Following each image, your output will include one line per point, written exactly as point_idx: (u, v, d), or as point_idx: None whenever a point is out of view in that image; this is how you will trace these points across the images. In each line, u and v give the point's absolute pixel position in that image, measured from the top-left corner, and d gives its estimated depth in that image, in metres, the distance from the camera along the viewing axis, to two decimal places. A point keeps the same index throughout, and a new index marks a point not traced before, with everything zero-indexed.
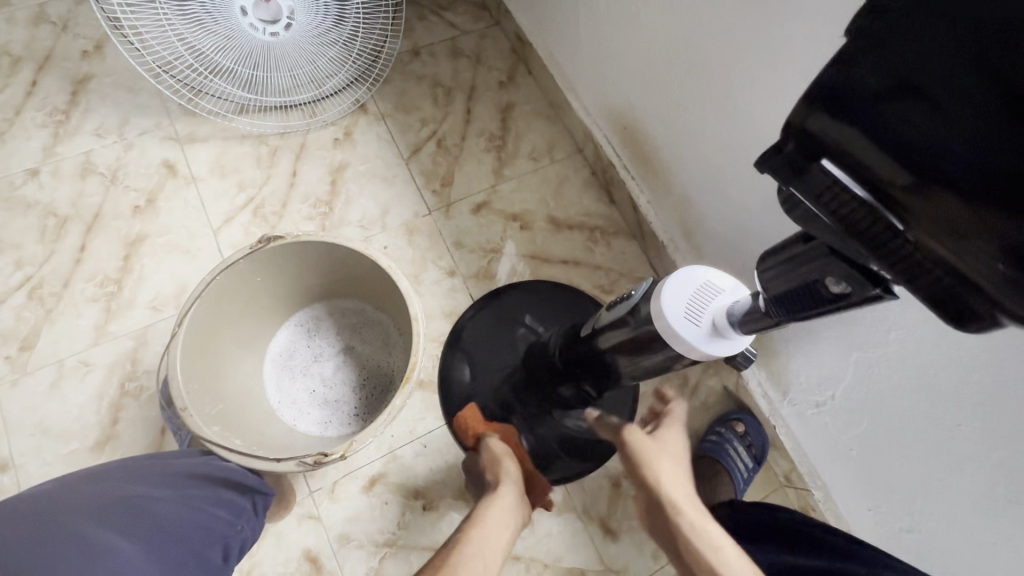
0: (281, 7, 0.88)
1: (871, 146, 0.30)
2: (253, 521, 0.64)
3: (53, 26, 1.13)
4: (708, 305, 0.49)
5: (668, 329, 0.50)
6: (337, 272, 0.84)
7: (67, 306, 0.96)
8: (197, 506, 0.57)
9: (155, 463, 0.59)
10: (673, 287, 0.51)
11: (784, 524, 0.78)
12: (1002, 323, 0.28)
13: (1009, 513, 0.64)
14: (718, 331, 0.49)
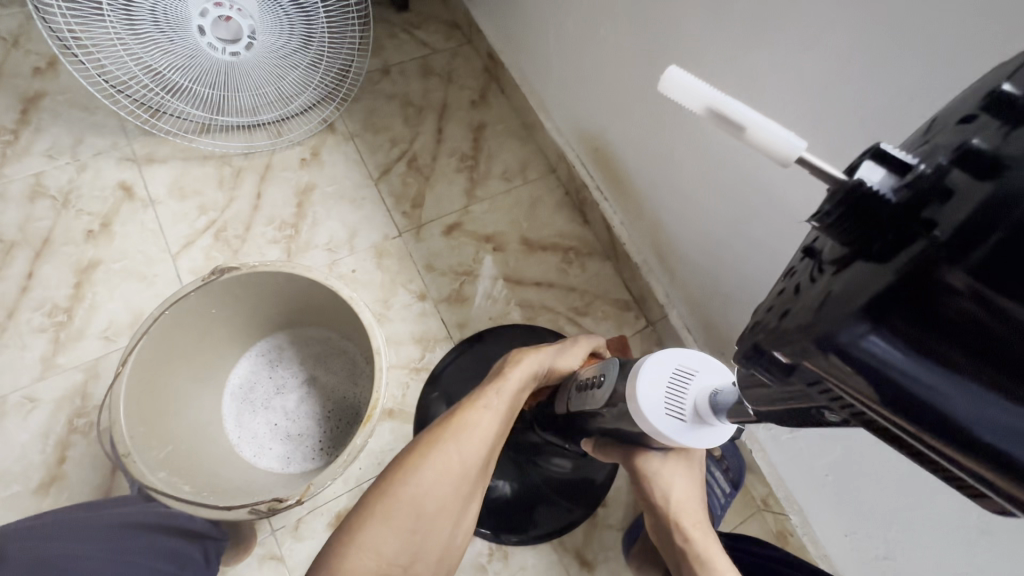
0: (241, 27, 0.85)
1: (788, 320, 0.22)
2: (203, 570, 0.61)
3: (3, 42, 1.08)
4: (688, 389, 0.41)
5: (645, 423, 0.43)
6: (299, 302, 0.80)
7: (11, 338, 0.90)
8: (139, 558, 0.52)
9: (111, 513, 0.56)
10: (649, 370, 0.44)
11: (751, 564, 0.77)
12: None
13: (982, 543, 0.63)
14: (702, 420, 0.40)
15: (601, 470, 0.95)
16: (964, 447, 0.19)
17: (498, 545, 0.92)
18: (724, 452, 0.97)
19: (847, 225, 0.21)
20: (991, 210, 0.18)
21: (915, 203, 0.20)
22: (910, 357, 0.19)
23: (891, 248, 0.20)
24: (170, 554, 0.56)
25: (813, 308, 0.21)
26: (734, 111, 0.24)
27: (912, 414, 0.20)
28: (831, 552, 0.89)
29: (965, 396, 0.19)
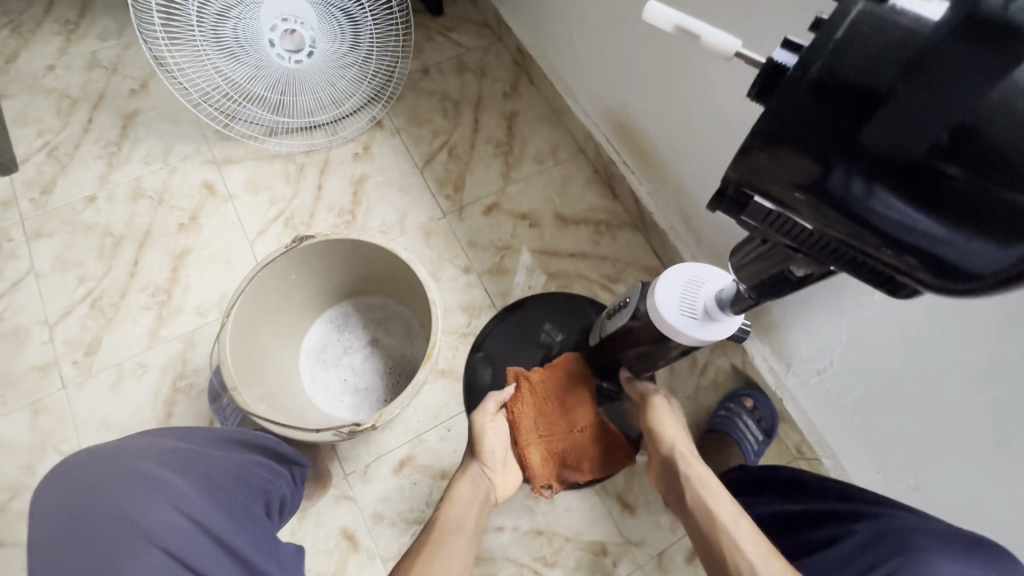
0: (304, 38, 0.98)
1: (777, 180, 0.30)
2: (291, 485, 0.70)
3: (105, 69, 1.27)
4: (699, 295, 0.49)
5: (660, 322, 0.49)
6: (363, 268, 0.92)
7: (124, 315, 1.06)
8: (243, 466, 0.62)
9: (216, 431, 0.65)
10: (665, 280, 0.50)
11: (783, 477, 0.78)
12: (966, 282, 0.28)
13: (1000, 455, 0.67)
14: (712, 316, 0.48)
15: None
16: (921, 260, 0.28)
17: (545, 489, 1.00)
18: (756, 403, 1.03)
19: (787, 98, 0.27)
20: (844, 75, 0.26)
21: (799, 82, 0.27)
22: (867, 196, 0.28)
23: (798, 123, 0.28)
24: (264, 467, 0.66)
25: (779, 181, 0.30)
26: (696, 26, 0.32)
27: (876, 236, 0.29)
28: None
29: (925, 223, 0.27)
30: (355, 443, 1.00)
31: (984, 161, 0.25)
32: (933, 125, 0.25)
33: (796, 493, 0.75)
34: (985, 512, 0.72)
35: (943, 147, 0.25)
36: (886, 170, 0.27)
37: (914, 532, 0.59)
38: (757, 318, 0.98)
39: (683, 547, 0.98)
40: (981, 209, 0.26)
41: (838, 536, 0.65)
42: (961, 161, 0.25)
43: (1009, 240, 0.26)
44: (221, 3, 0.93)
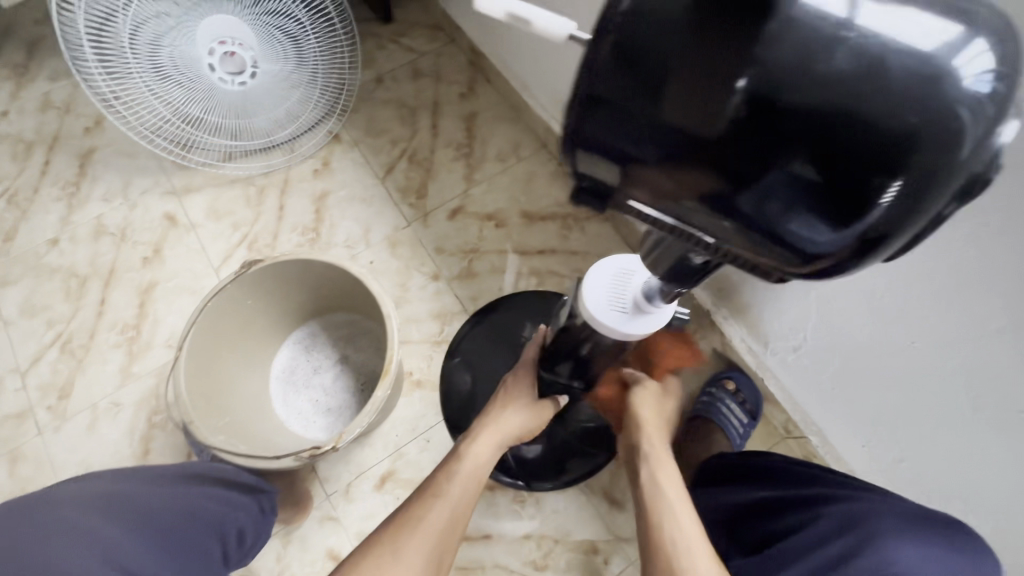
0: (244, 59, 0.98)
1: (633, 175, 0.31)
2: (252, 514, 0.69)
3: (58, 110, 1.26)
4: (627, 288, 0.47)
5: (590, 317, 0.47)
6: (322, 288, 0.90)
7: (95, 355, 1.05)
8: (192, 500, 0.61)
9: (166, 468, 0.64)
10: (593, 275, 0.48)
11: (763, 467, 0.74)
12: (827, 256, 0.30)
13: (976, 420, 0.65)
14: (640, 308, 0.46)
15: None
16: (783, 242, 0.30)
17: (530, 492, 0.98)
18: (739, 386, 1.01)
19: (611, 87, 0.29)
20: (645, 52, 0.27)
21: (598, 57, 0.28)
22: (738, 195, 0.29)
23: (618, 107, 0.29)
24: (218, 501, 0.64)
25: (626, 170, 0.31)
26: (523, 10, 0.33)
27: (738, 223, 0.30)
28: (857, 468, 0.89)
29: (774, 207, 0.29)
30: (335, 463, 0.99)
31: (800, 131, 0.26)
32: (738, 99, 0.26)
33: (769, 477, 0.72)
34: (970, 479, 0.70)
35: (763, 126, 0.26)
36: (719, 154, 0.28)
37: (884, 514, 0.60)
38: (730, 299, 0.96)
39: None
40: (820, 188, 0.27)
41: (808, 523, 0.63)
42: (780, 131, 0.26)
43: (852, 217, 0.28)
44: (151, 31, 0.91)
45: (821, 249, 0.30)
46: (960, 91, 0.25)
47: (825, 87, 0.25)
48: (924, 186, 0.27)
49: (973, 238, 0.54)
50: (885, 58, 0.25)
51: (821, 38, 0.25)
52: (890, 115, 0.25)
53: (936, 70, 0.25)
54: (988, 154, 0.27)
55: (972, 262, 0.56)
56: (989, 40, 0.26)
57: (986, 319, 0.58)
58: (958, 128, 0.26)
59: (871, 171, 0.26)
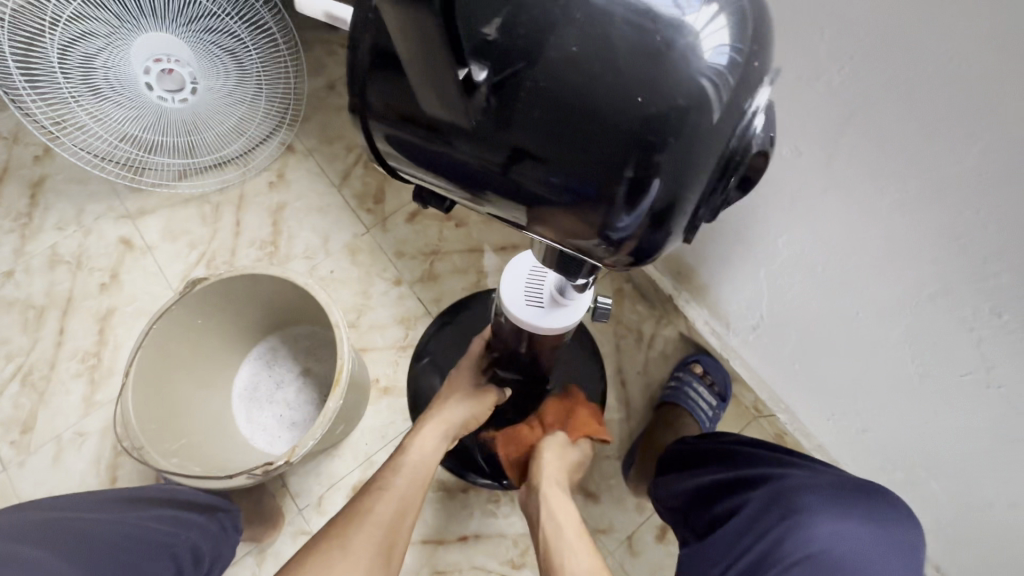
0: (183, 76, 0.96)
1: (442, 171, 0.34)
2: (207, 532, 0.67)
3: (4, 140, 1.21)
4: (544, 280, 0.47)
5: (508, 312, 0.47)
6: (276, 301, 0.89)
7: (56, 386, 1.04)
8: (139, 524, 0.60)
9: (110, 497, 0.64)
10: (510, 270, 0.48)
11: (715, 450, 0.82)
12: (625, 229, 0.32)
13: (925, 387, 0.65)
14: (556, 301, 0.46)
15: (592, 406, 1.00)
16: (582, 221, 0.32)
17: (504, 491, 0.98)
18: (706, 368, 1.01)
19: (385, 90, 0.32)
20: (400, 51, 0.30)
21: (361, 63, 0.32)
22: (523, 177, 0.31)
23: (395, 108, 0.32)
24: (164, 521, 0.63)
25: (433, 167, 0.34)
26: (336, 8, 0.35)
27: (539, 207, 0.33)
28: (825, 441, 0.89)
29: (558, 185, 0.31)
30: (305, 476, 0.98)
31: (547, 118, 0.29)
32: (485, 92, 0.29)
33: (723, 457, 0.80)
34: (929, 446, 0.70)
35: (513, 111, 0.29)
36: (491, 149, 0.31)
37: (807, 492, 0.68)
38: (690, 283, 0.95)
39: (651, 526, 0.96)
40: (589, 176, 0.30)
41: (739, 505, 0.72)
42: (531, 121, 0.29)
43: (630, 200, 0.30)
44: (80, 51, 0.89)
45: (618, 232, 0.32)
46: (686, 65, 0.27)
47: (557, 74, 0.28)
48: (683, 163, 0.29)
49: (901, 205, 0.54)
50: (610, 36, 0.27)
51: (547, 22, 0.27)
52: (623, 96, 0.28)
53: (661, 45, 0.27)
54: (734, 125, 0.30)
55: (905, 231, 0.55)
56: (727, 13, 0.28)
57: (921, 284, 0.57)
58: (694, 103, 0.28)
59: (626, 153, 0.29)
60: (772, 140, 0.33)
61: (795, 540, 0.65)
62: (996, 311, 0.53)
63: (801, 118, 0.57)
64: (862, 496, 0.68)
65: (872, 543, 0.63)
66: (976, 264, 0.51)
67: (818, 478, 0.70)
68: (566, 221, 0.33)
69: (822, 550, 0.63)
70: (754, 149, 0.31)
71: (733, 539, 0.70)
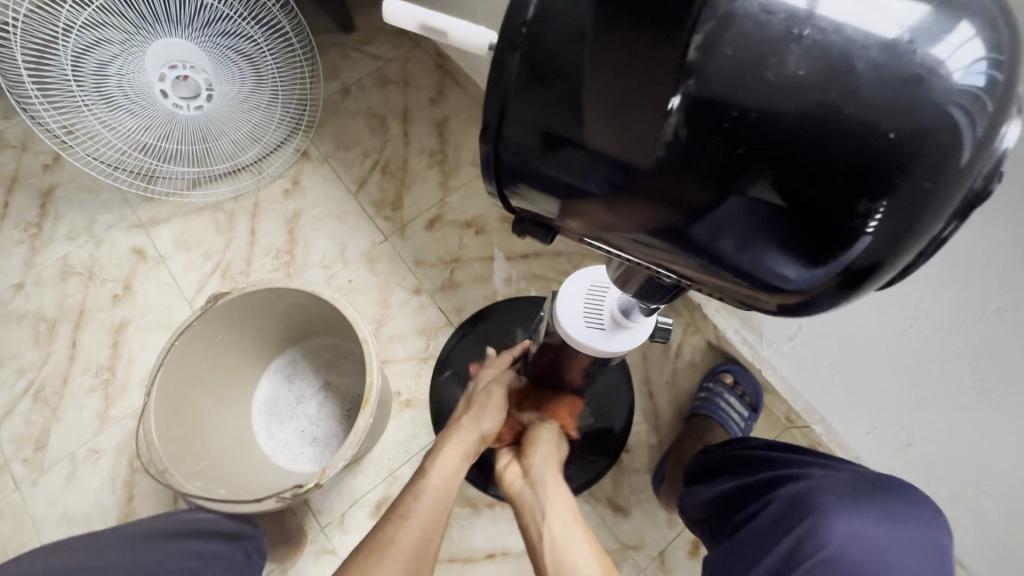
0: (198, 83, 0.93)
1: (579, 205, 0.30)
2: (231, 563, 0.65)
3: (13, 148, 1.18)
4: (604, 300, 0.44)
5: (567, 335, 0.45)
6: (298, 314, 0.86)
7: (69, 402, 1.01)
8: (156, 563, 0.57)
9: (131, 530, 0.62)
10: (566, 290, 0.46)
11: (732, 456, 0.81)
12: (804, 282, 0.27)
13: (982, 405, 0.62)
14: (619, 322, 0.43)
15: (621, 418, 0.97)
16: (748, 270, 0.28)
17: None
18: (737, 379, 0.99)
19: (536, 111, 0.28)
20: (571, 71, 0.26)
21: (512, 80, 0.28)
22: (689, 221, 0.27)
23: (543, 136, 0.28)
24: (189, 554, 0.61)
25: (571, 200, 0.30)
26: (438, 23, 0.33)
27: (696, 251, 0.29)
28: (863, 454, 0.86)
29: (731, 232, 0.27)
30: (327, 492, 0.96)
31: (742, 154, 0.25)
32: (675, 121, 0.25)
33: (744, 466, 0.79)
34: (979, 463, 0.68)
35: (699, 146, 0.25)
36: (663, 186, 0.26)
37: (830, 491, 0.67)
38: None
39: (684, 542, 0.94)
40: (789, 218, 0.25)
41: (758, 510, 0.71)
42: (727, 156, 0.25)
43: (832, 248, 0.26)
44: (94, 59, 0.86)
45: (799, 284, 0.28)
46: (938, 93, 0.23)
47: (778, 101, 0.24)
48: (907, 214, 0.25)
49: (970, 216, 0.51)
50: (853, 63, 0.23)
51: (773, 44, 0.24)
52: (864, 129, 0.23)
53: (919, 71, 0.23)
54: (979, 164, 0.25)
55: (974, 243, 0.52)
56: (976, 26, 0.24)
57: (987, 299, 0.55)
58: (943, 138, 0.24)
59: (846, 194, 0.24)
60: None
61: (812, 536, 0.65)
62: None
63: None
64: (880, 491, 0.67)
65: (894, 540, 0.62)
66: None
67: (837, 475, 0.69)
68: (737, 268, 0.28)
69: (833, 538, 0.63)
70: (987, 192, 0.27)
71: (755, 544, 0.69)
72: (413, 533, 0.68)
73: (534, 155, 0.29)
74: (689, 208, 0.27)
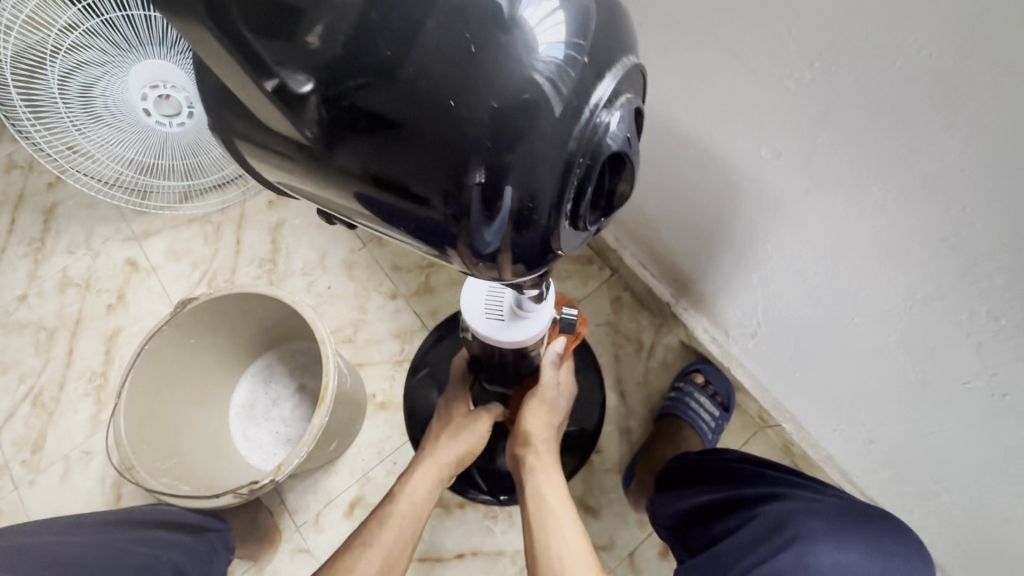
0: (179, 101, 0.98)
1: (309, 189, 0.34)
2: (190, 553, 0.70)
3: (21, 168, 1.25)
4: (503, 297, 0.51)
5: (471, 328, 0.52)
6: (269, 318, 0.89)
7: (65, 406, 1.07)
8: (111, 547, 0.61)
9: (96, 519, 0.67)
10: (469, 291, 0.52)
11: (719, 467, 0.79)
12: (491, 236, 0.31)
13: (928, 395, 0.61)
14: (515, 315, 0.50)
15: (590, 417, 0.98)
16: (447, 236, 0.31)
17: (500, 506, 0.96)
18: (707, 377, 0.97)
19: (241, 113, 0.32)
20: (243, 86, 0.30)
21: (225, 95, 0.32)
22: (378, 194, 0.31)
23: (253, 137, 0.32)
24: (148, 542, 0.65)
25: (301, 187, 0.34)
26: None
27: (404, 224, 0.32)
28: (832, 452, 0.85)
29: (414, 202, 0.30)
30: (303, 493, 0.98)
31: (382, 132, 0.28)
32: (315, 103, 0.28)
33: (728, 475, 0.77)
34: (939, 458, 0.66)
35: (351, 128, 0.28)
36: (332, 167, 0.30)
37: (809, 515, 0.65)
38: (687, 290, 0.92)
39: (654, 542, 0.94)
40: (437, 188, 0.29)
41: (741, 523, 0.69)
42: (361, 138, 0.28)
43: (487, 209, 0.29)
44: (79, 81, 0.92)
45: (492, 240, 0.31)
46: (511, 72, 0.27)
47: (380, 86, 0.27)
48: (531, 168, 0.28)
49: (882, 205, 0.51)
50: (419, 33, 0.26)
51: (365, 27, 0.26)
52: (449, 102, 0.27)
53: (471, 49, 0.26)
54: (572, 124, 0.28)
55: (892, 234, 0.52)
56: (567, 10, 0.28)
57: (913, 288, 0.54)
58: (530, 103, 0.27)
59: (464, 161, 0.28)
60: (634, 143, 0.31)
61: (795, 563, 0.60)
62: (993, 315, 0.49)
63: (775, 117, 0.55)
64: (867, 524, 0.63)
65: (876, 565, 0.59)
66: (968, 264, 0.48)
67: (829, 503, 0.66)
68: (434, 238, 0.32)
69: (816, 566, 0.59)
70: (607, 147, 0.29)
71: (728, 554, 0.67)
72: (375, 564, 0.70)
73: (250, 151, 0.33)
74: (407, 205, 0.30)
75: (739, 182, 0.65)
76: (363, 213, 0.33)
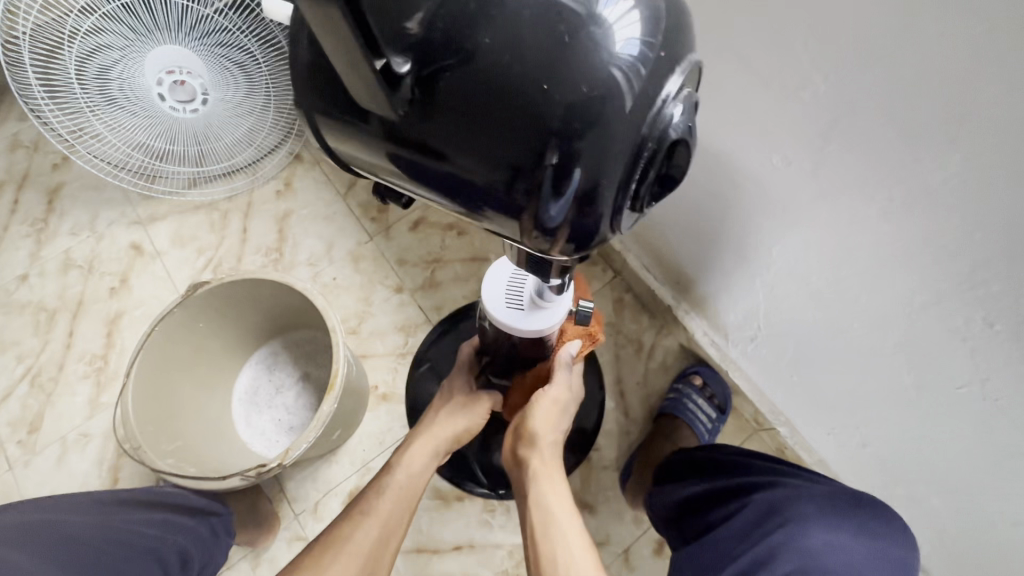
0: (194, 88, 0.99)
1: (376, 163, 0.35)
2: (196, 538, 0.70)
3: (27, 148, 1.25)
4: (522, 287, 0.53)
5: (490, 315, 0.53)
6: (277, 305, 0.90)
7: (63, 388, 1.06)
8: (121, 528, 0.62)
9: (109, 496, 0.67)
10: (490, 280, 0.54)
11: (714, 460, 0.80)
12: (556, 213, 0.32)
13: (923, 400, 0.64)
14: (534, 305, 0.52)
15: (590, 415, 0.99)
16: (513, 211, 0.33)
17: (499, 500, 0.97)
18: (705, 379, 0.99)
19: (320, 88, 0.33)
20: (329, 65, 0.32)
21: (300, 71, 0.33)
22: (451, 169, 0.32)
23: (328, 111, 0.33)
24: (156, 525, 0.66)
25: (368, 161, 0.35)
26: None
27: (470, 198, 0.33)
28: (826, 456, 0.87)
29: (485, 177, 0.32)
30: (303, 481, 0.99)
31: (467, 111, 0.30)
32: (408, 83, 0.30)
33: (721, 467, 0.79)
34: (929, 461, 0.68)
35: (436, 105, 0.30)
36: (407, 142, 0.32)
37: (802, 499, 0.67)
38: (690, 294, 0.94)
39: (649, 540, 0.95)
40: (511, 164, 0.31)
41: (734, 512, 0.71)
42: (447, 117, 0.30)
43: (556, 186, 0.31)
44: (96, 63, 0.92)
45: (557, 217, 0.32)
46: (595, 60, 0.29)
47: (464, 68, 0.29)
48: (603, 151, 0.30)
49: (887, 214, 0.54)
50: (517, 24, 0.29)
51: (467, 15, 0.29)
52: (534, 86, 0.29)
53: (563, 37, 0.29)
54: (642, 113, 0.30)
55: (895, 241, 0.55)
56: (641, 12, 0.30)
57: (911, 293, 0.57)
58: (602, 93, 0.29)
59: (542, 141, 0.30)
60: (695, 133, 0.33)
61: (785, 547, 0.63)
62: (988, 321, 0.52)
63: (788, 124, 0.57)
64: (856, 510, 0.66)
65: (865, 559, 0.62)
66: (966, 272, 0.51)
67: (819, 488, 0.69)
68: (497, 211, 0.33)
69: (815, 556, 0.61)
70: (670, 136, 0.31)
71: (723, 543, 0.69)
72: (371, 534, 0.71)
73: (322, 123, 0.35)
74: (478, 176, 0.32)
75: (747, 187, 0.67)
76: (429, 188, 0.34)
